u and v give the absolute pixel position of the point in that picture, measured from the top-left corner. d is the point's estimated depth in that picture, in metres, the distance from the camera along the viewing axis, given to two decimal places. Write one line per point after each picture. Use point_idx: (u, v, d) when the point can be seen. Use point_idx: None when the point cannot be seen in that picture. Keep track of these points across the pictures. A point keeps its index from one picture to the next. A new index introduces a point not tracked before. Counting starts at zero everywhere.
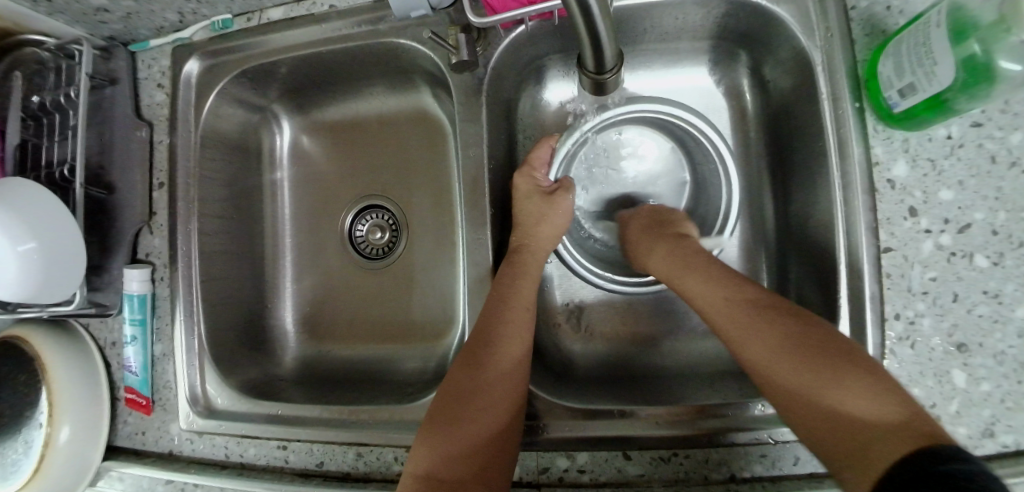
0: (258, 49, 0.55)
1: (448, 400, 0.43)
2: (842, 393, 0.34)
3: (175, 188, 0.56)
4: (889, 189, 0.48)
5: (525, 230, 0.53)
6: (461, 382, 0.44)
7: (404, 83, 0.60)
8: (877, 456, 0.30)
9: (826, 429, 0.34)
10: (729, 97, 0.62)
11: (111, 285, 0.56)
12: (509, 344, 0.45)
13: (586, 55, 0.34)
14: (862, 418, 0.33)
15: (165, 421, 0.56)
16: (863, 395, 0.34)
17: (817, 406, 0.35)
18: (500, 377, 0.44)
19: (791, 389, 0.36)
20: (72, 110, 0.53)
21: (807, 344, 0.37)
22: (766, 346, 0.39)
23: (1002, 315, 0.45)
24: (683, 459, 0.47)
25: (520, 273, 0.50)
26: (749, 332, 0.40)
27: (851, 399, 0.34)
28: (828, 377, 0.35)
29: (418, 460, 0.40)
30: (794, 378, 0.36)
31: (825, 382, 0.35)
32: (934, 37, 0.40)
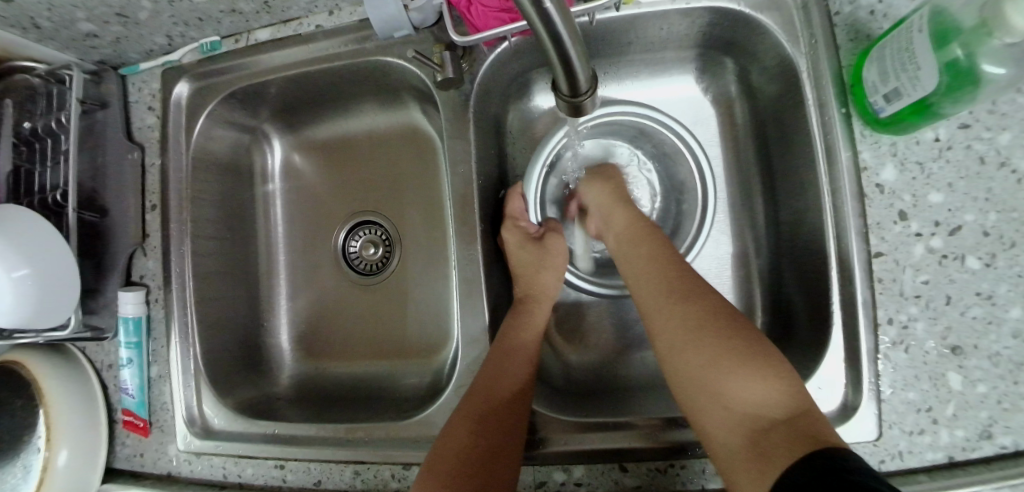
0: (248, 71, 0.55)
1: (449, 447, 0.43)
2: (744, 387, 0.37)
3: (167, 210, 0.56)
4: (878, 194, 0.48)
5: (527, 278, 0.54)
6: (462, 430, 0.44)
7: (393, 99, 0.60)
8: (768, 455, 0.33)
9: (727, 426, 0.37)
10: (718, 103, 0.62)
11: (107, 308, 0.57)
12: (506, 385, 0.46)
13: (560, 80, 0.32)
14: (758, 416, 0.36)
15: (162, 442, 0.56)
16: (762, 390, 0.37)
17: (723, 403, 0.38)
18: (503, 421, 0.44)
19: (701, 378, 0.39)
20: (64, 135, 0.53)
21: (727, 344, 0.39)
22: (693, 342, 0.40)
23: (996, 316, 0.45)
24: (679, 470, 0.46)
25: (524, 322, 0.51)
26: (677, 324, 0.42)
27: (754, 396, 0.37)
28: (740, 374, 0.38)
29: None
30: (704, 373, 0.39)
31: (734, 376, 0.38)
32: (916, 42, 0.40)
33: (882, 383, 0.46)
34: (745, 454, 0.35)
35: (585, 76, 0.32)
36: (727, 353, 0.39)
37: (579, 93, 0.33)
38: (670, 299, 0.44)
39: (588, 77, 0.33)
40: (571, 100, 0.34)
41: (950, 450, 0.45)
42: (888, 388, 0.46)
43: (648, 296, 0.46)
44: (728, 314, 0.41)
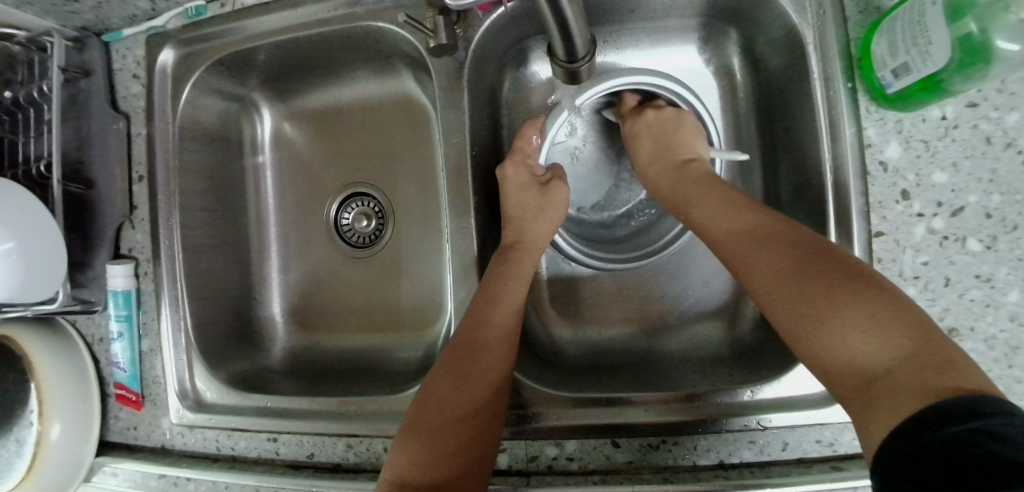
0: (235, 37, 0.53)
1: (430, 398, 0.43)
2: (855, 334, 0.32)
3: (155, 182, 0.55)
4: (881, 172, 0.46)
5: (522, 223, 0.53)
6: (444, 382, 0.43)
7: (385, 67, 0.59)
8: (884, 400, 0.29)
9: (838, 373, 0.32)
10: (720, 76, 0.60)
11: (96, 281, 0.56)
12: (492, 340, 0.45)
13: (558, 46, 0.37)
14: (871, 357, 0.31)
15: (156, 415, 0.56)
16: (871, 334, 0.31)
17: (830, 354, 0.33)
18: (482, 386, 0.43)
19: (803, 323, 0.34)
20: (47, 105, 0.52)
21: (830, 282, 0.34)
22: (789, 290, 0.36)
23: (994, 299, 0.45)
24: (671, 446, 0.47)
25: (514, 275, 0.48)
26: (767, 275, 0.38)
27: (865, 340, 0.31)
28: (847, 316, 0.33)
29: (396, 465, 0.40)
30: (807, 319, 0.34)
31: (836, 319, 0.33)
32: (928, 15, 0.38)
33: None
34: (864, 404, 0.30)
35: (582, 42, 0.37)
36: (825, 297, 0.34)
37: (575, 60, 0.39)
38: (749, 246, 0.40)
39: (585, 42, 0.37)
40: (568, 65, 0.39)
41: None
42: None
43: (729, 246, 0.41)
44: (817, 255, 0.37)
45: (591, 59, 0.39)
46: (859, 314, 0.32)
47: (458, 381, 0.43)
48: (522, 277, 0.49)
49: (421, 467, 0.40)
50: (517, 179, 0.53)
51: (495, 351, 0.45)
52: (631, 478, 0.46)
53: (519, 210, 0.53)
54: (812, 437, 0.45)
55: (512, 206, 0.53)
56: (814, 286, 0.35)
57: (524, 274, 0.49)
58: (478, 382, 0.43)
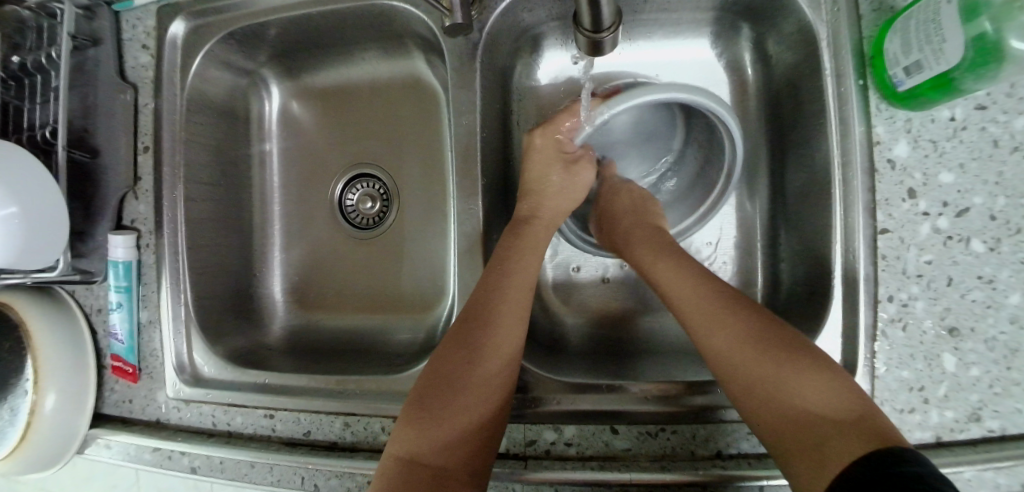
0: (247, 10, 0.53)
1: (442, 378, 0.42)
2: (803, 392, 0.36)
3: (160, 153, 0.55)
4: (889, 169, 0.47)
5: (540, 195, 0.54)
6: (457, 362, 0.42)
7: (396, 48, 0.58)
8: (830, 455, 0.33)
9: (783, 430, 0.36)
10: (730, 71, 0.60)
11: (97, 251, 0.56)
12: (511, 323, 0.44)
13: (583, 13, 0.36)
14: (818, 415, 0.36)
15: (152, 389, 0.56)
16: (816, 392, 0.36)
17: (785, 412, 0.37)
18: (493, 360, 0.43)
19: (756, 381, 0.38)
20: (54, 71, 0.51)
21: (783, 350, 0.38)
22: (743, 345, 0.40)
23: (995, 300, 0.45)
24: (670, 435, 0.46)
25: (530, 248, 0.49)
26: (736, 337, 0.40)
27: (815, 400, 0.36)
28: (800, 378, 0.37)
29: (405, 445, 0.39)
30: (762, 378, 0.38)
31: (786, 379, 0.37)
32: (943, 13, 0.38)
33: (877, 360, 0.46)
34: (801, 457, 0.35)
35: (609, 11, 0.35)
36: (779, 357, 0.38)
37: (600, 30, 0.37)
38: (722, 308, 0.42)
39: (612, 14, 0.36)
40: (592, 36, 0.37)
41: (939, 431, 0.45)
42: (882, 365, 0.46)
43: (689, 315, 0.43)
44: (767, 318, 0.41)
45: (616, 31, 0.37)
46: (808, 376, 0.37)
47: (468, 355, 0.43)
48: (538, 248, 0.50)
49: (430, 439, 0.39)
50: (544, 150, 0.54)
51: (508, 325, 0.44)
52: (629, 465, 0.46)
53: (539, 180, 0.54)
54: None
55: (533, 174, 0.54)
56: (770, 349, 0.39)
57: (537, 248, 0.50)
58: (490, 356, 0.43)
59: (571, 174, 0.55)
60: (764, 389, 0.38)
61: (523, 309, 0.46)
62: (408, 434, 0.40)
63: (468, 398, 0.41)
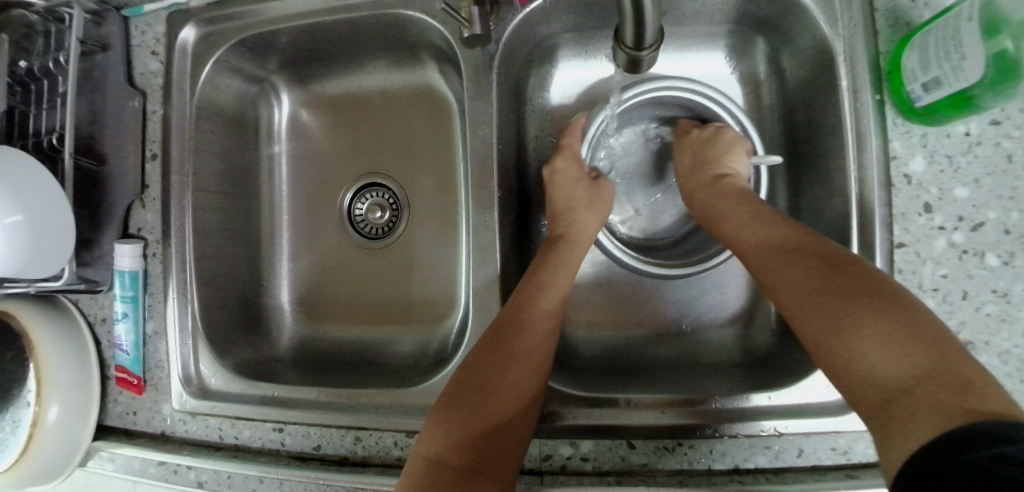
0: (259, 17, 0.52)
1: (470, 375, 0.43)
2: (865, 346, 0.33)
3: (169, 162, 0.54)
4: (905, 184, 0.47)
5: (572, 215, 0.53)
6: (485, 359, 0.43)
7: (409, 58, 0.58)
8: (900, 418, 0.30)
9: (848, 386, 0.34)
10: (744, 83, 0.60)
11: (103, 260, 0.54)
12: (538, 325, 0.45)
13: (626, 30, 0.36)
14: (882, 380, 0.32)
15: (157, 401, 0.55)
16: (892, 348, 0.32)
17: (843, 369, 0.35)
18: (519, 363, 0.43)
19: (819, 332, 0.36)
20: (61, 76, 0.50)
21: (859, 303, 0.35)
22: (803, 299, 0.38)
23: (1010, 314, 0.45)
24: (687, 449, 0.46)
25: (557, 266, 0.49)
26: (797, 288, 0.39)
27: (875, 357, 0.33)
28: (857, 333, 0.34)
29: (432, 444, 0.39)
30: (828, 329, 0.35)
31: (859, 335, 0.34)
32: (963, 31, 0.38)
33: None
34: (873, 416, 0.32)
35: (652, 31, 0.35)
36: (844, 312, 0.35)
37: (642, 48, 0.37)
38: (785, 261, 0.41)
39: (655, 33, 0.36)
40: (633, 53, 0.38)
41: None
42: None
43: (760, 262, 0.43)
44: (843, 267, 0.37)
45: (657, 50, 0.38)
46: (869, 329, 0.34)
47: (499, 359, 0.43)
48: (569, 268, 0.50)
49: (452, 440, 0.39)
50: (566, 172, 0.55)
51: (539, 336, 0.44)
52: (646, 480, 0.46)
53: (567, 203, 0.53)
54: (828, 444, 0.45)
55: (560, 196, 0.54)
56: (828, 301, 0.36)
57: (570, 267, 0.50)
58: (519, 365, 0.43)
59: (597, 188, 0.54)
60: (828, 344, 0.35)
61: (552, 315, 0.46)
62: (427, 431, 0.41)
63: (496, 403, 0.41)
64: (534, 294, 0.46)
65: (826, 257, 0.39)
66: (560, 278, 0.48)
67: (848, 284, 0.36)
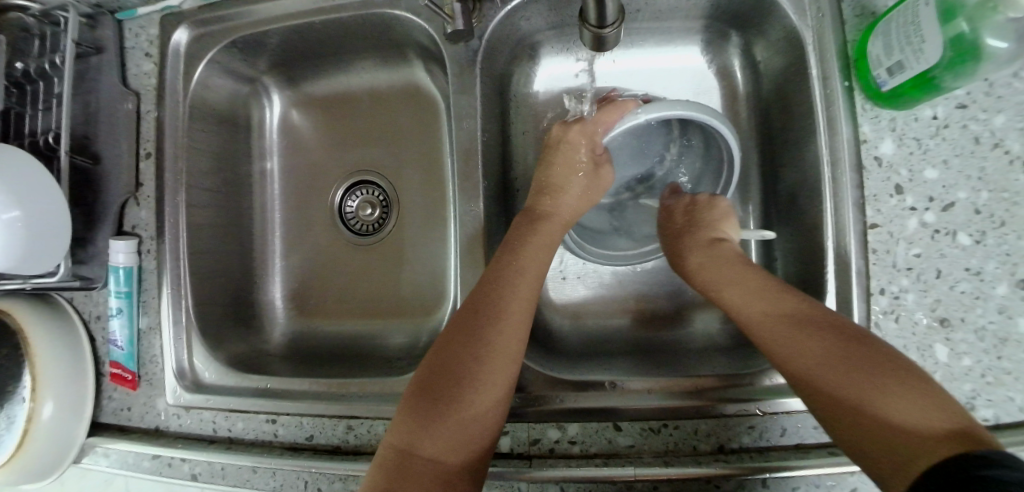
0: (250, 19, 0.54)
1: (441, 363, 0.43)
2: (889, 403, 0.35)
3: (162, 159, 0.55)
4: (876, 167, 0.48)
5: (558, 198, 0.54)
6: (457, 344, 0.44)
7: (396, 56, 0.60)
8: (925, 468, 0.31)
9: (874, 442, 0.34)
10: (721, 77, 0.62)
11: (97, 257, 0.55)
12: (512, 310, 0.45)
13: (590, 7, 0.38)
14: (902, 429, 0.33)
15: (151, 396, 0.55)
16: (911, 402, 0.34)
17: (861, 425, 0.35)
18: (494, 349, 0.43)
19: (842, 389, 0.37)
20: (57, 78, 0.52)
21: (872, 363, 0.37)
22: (821, 358, 0.39)
23: (983, 292, 0.47)
24: (672, 430, 0.47)
25: (538, 244, 0.50)
26: (807, 353, 0.39)
27: (901, 411, 0.34)
28: (884, 388, 0.35)
29: (405, 436, 0.40)
30: (854, 385, 0.36)
31: (884, 391, 0.35)
32: (922, 15, 0.40)
33: None
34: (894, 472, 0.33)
35: (613, 8, 0.38)
36: (862, 369, 0.37)
37: (605, 26, 0.39)
38: (791, 326, 0.41)
39: (615, 11, 0.38)
40: (598, 31, 0.39)
41: None
42: None
43: (766, 328, 0.43)
44: (847, 332, 0.39)
45: (620, 27, 0.40)
46: (889, 384, 0.35)
47: (471, 347, 0.43)
48: (549, 246, 0.51)
49: (431, 436, 0.40)
50: (566, 147, 0.54)
51: (513, 322, 0.45)
52: (633, 461, 0.46)
53: (562, 182, 0.54)
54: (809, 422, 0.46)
55: (557, 172, 0.54)
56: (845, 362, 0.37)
57: (550, 246, 0.51)
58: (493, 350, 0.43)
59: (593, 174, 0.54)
60: (851, 402, 0.36)
61: (527, 299, 0.47)
62: (400, 420, 0.42)
63: (469, 390, 0.41)
64: (511, 276, 0.47)
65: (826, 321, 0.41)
66: (540, 258, 0.49)
67: (862, 345, 0.38)
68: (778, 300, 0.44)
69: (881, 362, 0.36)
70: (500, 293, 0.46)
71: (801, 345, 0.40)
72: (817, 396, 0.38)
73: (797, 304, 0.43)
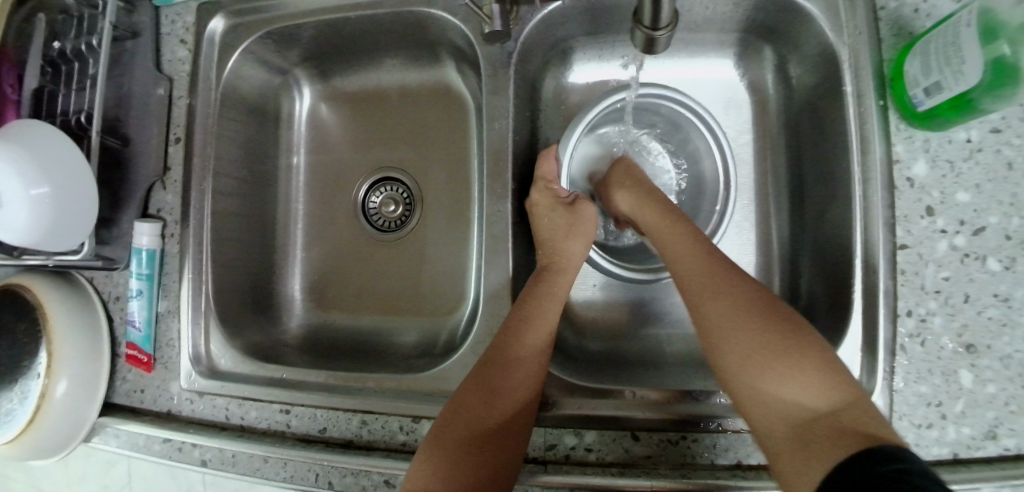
0: (286, 10, 0.55)
1: (458, 411, 0.43)
2: (783, 381, 0.38)
3: (191, 145, 0.55)
4: (908, 187, 0.48)
5: (556, 245, 0.53)
6: (473, 393, 0.44)
7: (428, 55, 0.60)
8: (811, 444, 0.35)
9: (764, 415, 0.38)
10: (752, 91, 0.62)
11: (121, 239, 0.56)
12: (528, 360, 0.45)
13: (646, 6, 0.38)
14: (792, 407, 0.37)
15: (165, 380, 0.55)
16: (805, 383, 0.37)
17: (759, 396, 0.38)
18: (509, 401, 0.43)
19: (744, 361, 0.39)
20: (93, 59, 0.52)
21: (781, 339, 0.39)
22: (735, 328, 0.41)
23: (1011, 319, 0.46)
24: (690, 443, 0.47)
25: (546, 298, 0.49)
26: (725, 320, 0.41)
27: (795, 386, 0.37)
28: (776, 364, 0.38)
29: (416, 482, 0.40)
30: (749, 357, 0.39)
31: (773, 367, 0.38)
32: (963, 36, 0.39)
33: (895, 374, 0.47)
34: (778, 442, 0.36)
35: (669, 12, 0.38)
36: (765, 342, 0.39)
37: (659, 27, 0.39)
38: (717, 291, 0.43)
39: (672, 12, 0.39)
40: (650, 32, 0.40)
41: (958, 447, 0.45)
42: (900, 379, 0.47)
43: (689, 283, 0.45)
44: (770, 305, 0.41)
45: (673, 30, 0.40)
46: (793, 364, 0.38)
47: (485, 400, 0.43)
48: (556, 297, 0.49)
49: (444, 487, 0.39)
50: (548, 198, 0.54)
51: (529, 376, 0.45)
52: (649, 472, 0.46)
53: (550, 233, 0.52)
54: None
55: (544, 229, 0.53)
56: (754, 334, 0.40)
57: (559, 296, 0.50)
58: (508, 396, 0.44)
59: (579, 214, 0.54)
60: (746, 372, 0.39)
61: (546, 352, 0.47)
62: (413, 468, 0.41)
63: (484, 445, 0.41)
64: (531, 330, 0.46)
65: (746, 287, 0.43)
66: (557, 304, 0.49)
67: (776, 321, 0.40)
68: (709, 259, 0.45)
69: (789, 340, 0.39)
70: (510, 347, 0.45)
71: (712, 306, 0.43)
72: (720, 355, 0.41)
73: (725, 265, 0.44)
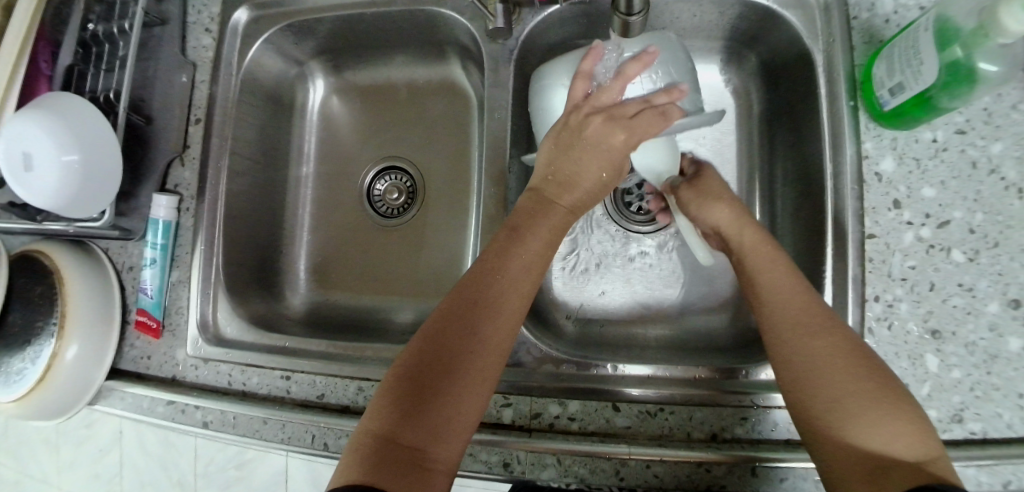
0: (306, 6, 0.59)
1: (434, 349, 0.40)
2: (867, 426, 0.36)
3: (211, 126, 0.59)
4: (876, 182, 0.51)
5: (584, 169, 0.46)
6: (453, 331, 0.40)
7: (436, 53, 0.65)
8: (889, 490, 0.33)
9: (843, 456, 0.36)
10: (737, 95, 0.66)
11: (139, 211, 0.59)
12: (508, 301, 0.42)
13: None
14: (875, 452, 0.35)
15: (171, 346, 0.58)
16: (892, 432, 0.35)
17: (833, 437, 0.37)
18: (488, 342, 0.40)
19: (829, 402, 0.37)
20: (123, 42, 0.56)
21: (867, 382, 0.37)
22: (823, 365, 0.38)
23: (975, 308, 0.49)
24: (669, 415, 0.49)
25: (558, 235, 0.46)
26: (818, 356, 0.39)
27: (879, 433, 0.35)
28: (863, 408, 0.36)
29: (384, 421, 0.37)
30: (840, 399, 0.37)
31: (862, 409, 0.36)
32: (921, 40, 0.43)
33: None
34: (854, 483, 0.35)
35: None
36: (858, 385, 0.37)
37: (633, 13, 0.43)
38: (808, 330, 0.40)
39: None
40: (625, 18, 0.43)
41: None
42: None
43: (776, 314, 0.42)
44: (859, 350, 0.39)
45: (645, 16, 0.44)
46: (878, 410, 0.36)
47: (462, 339, 0.40)
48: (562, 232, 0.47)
49: (413, 426, 0.37)
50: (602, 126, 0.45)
51: (508, 318, 0.42)
52: (628, 441, 0.48)
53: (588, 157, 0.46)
54: None
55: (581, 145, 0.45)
56: (841, 374, 0.38)
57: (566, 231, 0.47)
58: (487, 342, 0.40)
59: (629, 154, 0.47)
60: (826, 413, 0.37)
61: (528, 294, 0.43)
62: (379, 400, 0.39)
63: (458, 388, 0.39)
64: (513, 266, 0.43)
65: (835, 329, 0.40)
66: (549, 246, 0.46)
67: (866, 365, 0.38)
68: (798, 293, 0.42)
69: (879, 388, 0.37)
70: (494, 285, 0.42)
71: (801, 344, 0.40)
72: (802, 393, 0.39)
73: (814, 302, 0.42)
